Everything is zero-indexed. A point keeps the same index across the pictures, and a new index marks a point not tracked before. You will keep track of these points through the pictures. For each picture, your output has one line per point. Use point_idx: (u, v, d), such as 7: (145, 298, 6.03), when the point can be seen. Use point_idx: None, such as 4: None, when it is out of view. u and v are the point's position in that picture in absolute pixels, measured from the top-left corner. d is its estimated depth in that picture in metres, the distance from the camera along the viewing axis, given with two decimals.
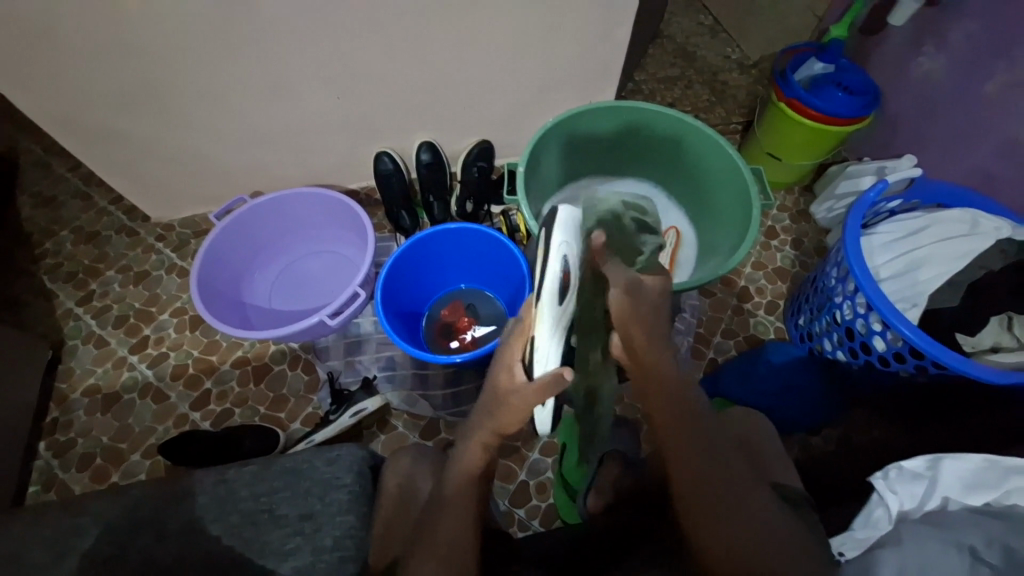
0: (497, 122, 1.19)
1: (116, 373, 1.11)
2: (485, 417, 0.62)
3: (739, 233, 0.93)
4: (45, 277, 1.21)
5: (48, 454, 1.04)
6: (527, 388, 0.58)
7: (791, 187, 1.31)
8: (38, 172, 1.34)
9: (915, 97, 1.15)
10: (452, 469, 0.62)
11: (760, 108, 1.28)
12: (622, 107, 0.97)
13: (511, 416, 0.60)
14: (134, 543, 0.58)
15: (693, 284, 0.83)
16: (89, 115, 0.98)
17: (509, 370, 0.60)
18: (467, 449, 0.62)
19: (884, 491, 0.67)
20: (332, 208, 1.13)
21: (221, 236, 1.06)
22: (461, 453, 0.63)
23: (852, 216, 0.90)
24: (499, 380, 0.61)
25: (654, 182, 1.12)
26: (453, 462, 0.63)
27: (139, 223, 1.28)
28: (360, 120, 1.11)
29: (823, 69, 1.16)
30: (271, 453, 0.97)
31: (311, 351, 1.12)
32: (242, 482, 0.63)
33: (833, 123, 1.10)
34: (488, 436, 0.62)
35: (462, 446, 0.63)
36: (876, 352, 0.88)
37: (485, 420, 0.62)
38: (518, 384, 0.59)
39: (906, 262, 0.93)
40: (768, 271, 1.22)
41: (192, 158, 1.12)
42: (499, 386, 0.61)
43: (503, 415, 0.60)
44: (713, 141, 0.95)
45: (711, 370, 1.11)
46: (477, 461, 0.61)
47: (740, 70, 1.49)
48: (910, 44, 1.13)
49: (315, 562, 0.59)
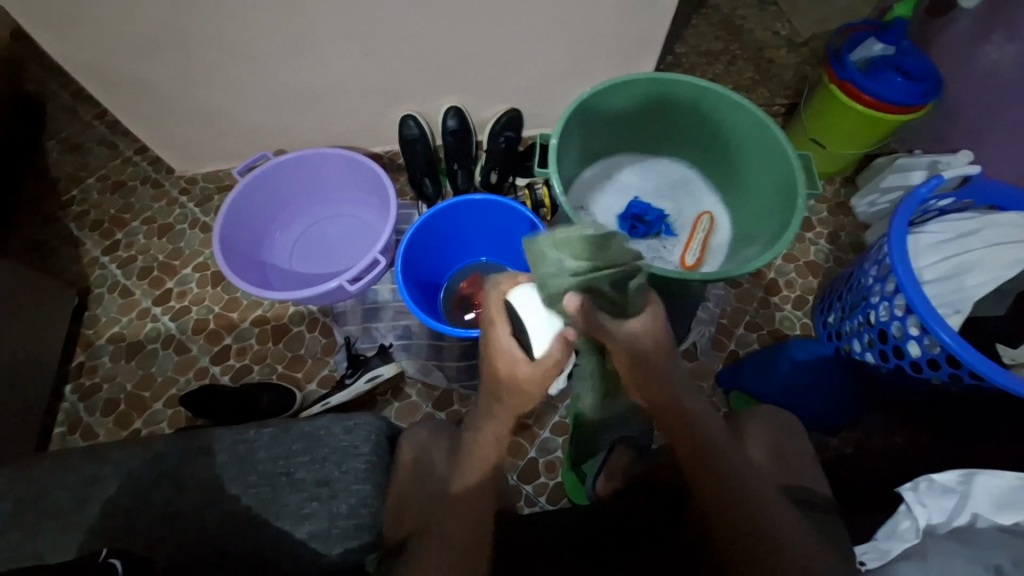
0: (528, 91, 1.14)
1: (139, 323, 1.14)
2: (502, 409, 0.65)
3: (780, 223, 0.88)
4: (72, 225, 1.23)
5: (74, 397, 1.08)
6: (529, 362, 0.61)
7: (832, 177, 1.24)
8: (65, 118, 1.34)
9: (980, 88, 1.06)
10: (467, 460, 0.65)
11: (808, 91, 1.20)
12: (664, 80, 0.91)
13: (523, 398, 0.64)
14: (154, 495, 0.60)
15: (725, 275, 0.79)
16: (114, 63, 0.96)
17: (503, 352, 0.62)
18: (482, 439, 0.65)
19: (914, 504, 0.65)
20: (356, 171, 1.10)
21: (243, 195, 1.05)
22: (474, 443, 0.66)
23: (901, 213, 0.85)
24: (496, 359, 0.63)
25: (689, 162, 1.07)
26: (467, 451, 0.66)
27: (163, 175, 1.28)
28: (386, 82, 1.07)
29: (882, 51, 1.06)
30: (287, 413, 0.99)
31: (329, 314, 1.13)
32: (260, 443, 0.63)
33: (888, 110, 1.02)
34: (504, 426, 0.65)
35: (477, 438, 0.66)
36: (909, 358, 0.84)
37: (503, 410, 0.65)
38: (520, 363, 0.61)
39: (952, 266, 0.87)
40: (800, 265, 1.17)
41: (216, 112, 1.10)
42: (499, 370, 0.63)
43: (515, 392, 0.64)
44: (759, 122, 0.89)
45: (731, 362, 1.09)
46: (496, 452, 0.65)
47: (789, 47, 1.40)
48: (983, 28, 1.03)
49: (330, 527, 0.60)
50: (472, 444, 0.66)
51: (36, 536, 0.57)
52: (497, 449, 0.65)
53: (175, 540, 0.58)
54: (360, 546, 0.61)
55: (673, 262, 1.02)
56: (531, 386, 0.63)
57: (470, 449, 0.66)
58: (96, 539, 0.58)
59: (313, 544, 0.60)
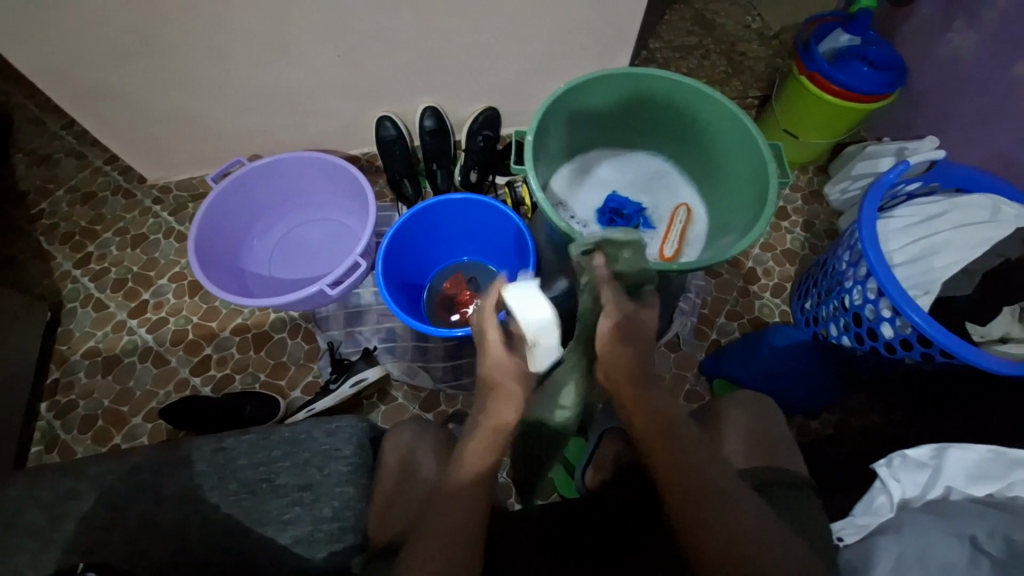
0: (504, 90, 1.14)
1: (115, 337, 1.11)
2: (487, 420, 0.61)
3: (754, 212, 0.89)
4: (42, 238, 1.19)
5: (50, 415, 1.05)
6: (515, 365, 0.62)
7: (805, 166, 1.27)
8: (31, 129, 1.30)
9: (942, 76, 1.10)
10: (459, 461, 0.61)
11: (780, 82, 1.22)
12: (638, 74, 0.92)
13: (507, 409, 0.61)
14: (132, 508, 0.58)
15: (702, 264, 0.80)
16: (78, 71, 0.93)
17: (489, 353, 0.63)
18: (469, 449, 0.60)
19: (887, 479, 0.68)
20: (334, 175, 1.10)
21: (218, 202, 1.03)
22: (467, 454, 0.60)
23: (870, 199, 0.87)
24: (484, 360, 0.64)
25: (665, 155, 1.09)
26: (460, 454, 0.61)
27: (135, 184, 1.25)
28: (361, 83, 1.06)
29: (849, 42, 1.09)
30: (271, 421, 0.98)
31: (311, 320, 1.11)
32: (241, 450, 0.62)
33: (856, 99, 1.05)
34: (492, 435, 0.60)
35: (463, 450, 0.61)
36: (883, 339, 0.86)
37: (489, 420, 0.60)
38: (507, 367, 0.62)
39: (921, 248, 0.90)
40: (777, 253, 1.20)
41: (187, 118, 1.08)
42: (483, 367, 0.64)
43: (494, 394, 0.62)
44: (731, 114, 0.90)
45: (713, 351, 1.10)
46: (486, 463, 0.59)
47: (760, 40, 1.42)
48: (943, 18, 1.06)
49: (315, 531, 0.60)
50: (458, 449, 0.61)
51: (9, 557, 0.56)
52: (490, 457, 0.60)
53: (156, 553, 0.57)
54: (344, 548, 0.61)
55: (652, 255, 1.03)
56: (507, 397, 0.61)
57: (458, 453, 0.61)
58: (73, 556, 0.56)
59: (297, 549, 0.59)
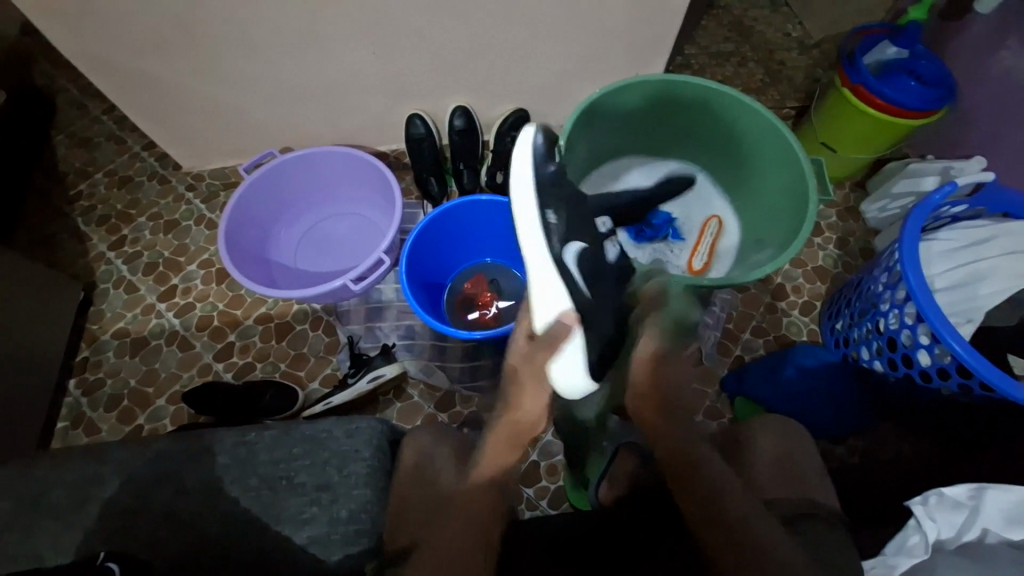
0: (535, 91, 1.13)
1: (144, 319, 1.14)
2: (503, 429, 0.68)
3: (791, 229, 0.86)
4: (79, 219, 1.23)
5: (78, 392, 1.08)
6: (546, 390, 0.70)
7: (842, 182, 1.23)
8: (74, 112, 1.34)
9: (995, 94, 1.04)
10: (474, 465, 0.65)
11: (819, 94, 1.18)
12: (675, 82, 0.90)
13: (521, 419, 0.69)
14: (154, 495, 0.59)
15: (731, 281, 0.78)
16: (120, 58, 0.96)
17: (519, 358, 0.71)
18: (482, 454, 0.66)
19: (923, 518, 0.65)
20: (362, 170, 1.10)
21: (248, 192, 1.05)
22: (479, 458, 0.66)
23: (913, 220, 0.83)
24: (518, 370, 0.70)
25: (699, 165, 1.06)
26: (476, 459, 0.66)
27: (170, 171, 1.28)
28: (392, 80, 1.06)
29: (895, 55, 1.05)
30: (288, 412, 0.99)
31: (333, 313, 1.12)
32: (262, 445, 0.63)
33: (901, 115, 1.01)
34: (505, 444, 0.67)
35: (476, 457, 0.66)
36: (919, 366, 0.83)
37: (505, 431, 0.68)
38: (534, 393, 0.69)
39: (964, 274, 0.86)
40: (808, 270, 1.16)
41: (221, 108, 1.10)
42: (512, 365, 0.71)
43: (522, 405, 0.69)
44: (771, 128, 0.88)
45: (736, 367, 1.08)
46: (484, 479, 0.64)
47: (800, 50, 1.38)
48: (999, 32, 1.01)
49: (330, 533, 0.60)
50: (484, 444, 0.67)
51: (35, 535, 0.57)
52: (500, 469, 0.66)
53: (174, 542, 0.58)
54: (359, 552, 0.60)
55: (680, 267, 1.01)
56: (532, 403, 0.69)
57: (480, 452, 0.67)
58: (95, 538, 0.57)
59: (312, 550, 0.59)
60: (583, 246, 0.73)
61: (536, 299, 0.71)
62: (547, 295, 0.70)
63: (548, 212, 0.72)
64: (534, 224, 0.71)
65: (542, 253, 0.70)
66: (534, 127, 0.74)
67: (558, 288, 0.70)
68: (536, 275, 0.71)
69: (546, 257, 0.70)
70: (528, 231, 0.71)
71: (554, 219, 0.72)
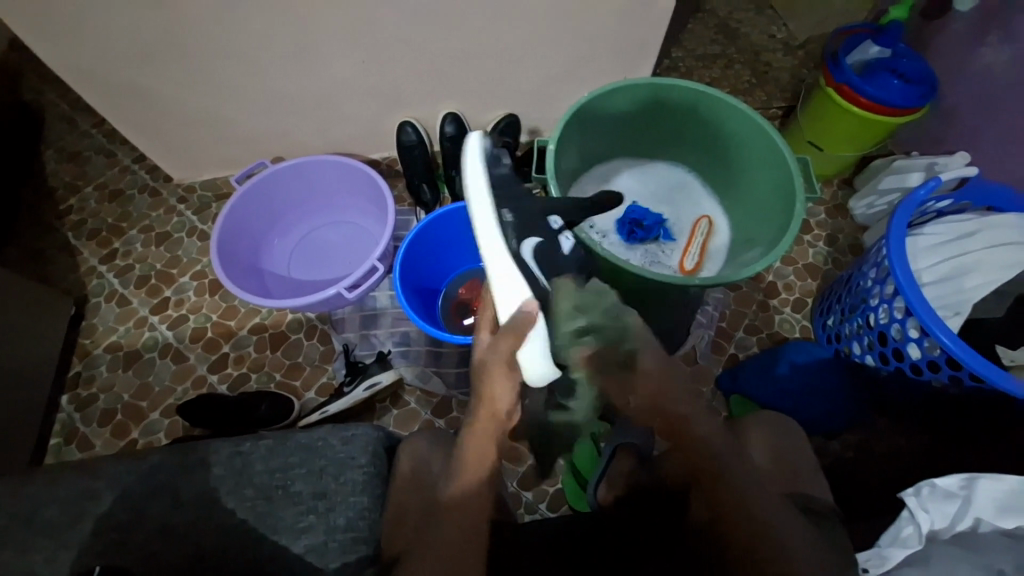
0: (525, 96, 1.14)
1: (137, 332, 1.13)
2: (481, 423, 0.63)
3: (780, 227, 0.88)
4: (70, 234, 1.22)
5: (71, 408, 1.07)
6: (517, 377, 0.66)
7: (830, 179, 1.24)
8: (63, 127, 1.34)
9: (975, 90, 1.06)
10: (459, 470, 0.62)
11: (805, 94, 1.20)
12: (662, 85, 0.91)
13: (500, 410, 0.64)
14: (149, 509, 0.59)
15: (722, 280, 0.79)
16: (109, 72, 0.96)
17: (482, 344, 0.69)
18: (466, 451, 0.63)
19: (916, 509, 0.66)
20: (355, 178, 1.11)
21: (240, 202, 1.05)
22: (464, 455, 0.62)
23: (899, 216, 0.85)
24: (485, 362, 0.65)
25: (688, 167, 1.07)
26: (459, 464, 0.63)
27: (161, 183, 1.27)
28: (382, 88, 1.07)
29: (878, 54, 1.07)
30: (284, 422, 0.99)
31: (327, 322, 1.12)
32: (258, 455, 0.63)
33: (885, 113, 1.02)
34: (485, 438, 0.63)
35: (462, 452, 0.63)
36: (909, 360, 0.84)
37: (482, 426, 0.63)
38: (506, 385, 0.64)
39: (950, 267, 0.87)
40: (799, 267, 1.17)
41: (212, 120, 1.10)
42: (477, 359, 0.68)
43: (495, 400, 0.64)
44: (757, 128, 0.89)
45: (730, 365, 1.08)
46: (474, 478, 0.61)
47: (785, 51, 1.40)
48: (978, 30, 1.03)
49: (328, 541, 0.60)
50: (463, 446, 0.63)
51: (26, 553, 0.57)
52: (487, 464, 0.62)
53: (170, 556, 0.57)
54: (358, 559, 0.60)
55: (672, 267, 1.02)
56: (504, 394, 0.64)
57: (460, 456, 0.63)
58: (89, 554, 0.57)
59: (310, 559, 0.59)
60: (541, 240, 0.73)
61: (496, 290, 0.67)
62: (506, 288, 0.66)
63: (503, 211, 0.71)
64: (492, 226, 0.68)
65: (498, 250, 0.68)
66: (478, 134, 0.75)
67: (515, 280, 0.66)
68: (493, 272, 0.67)
69: (503, 254, 0.67)
70: (484, 229, 0.69)
71: (511, 218, 0.71)
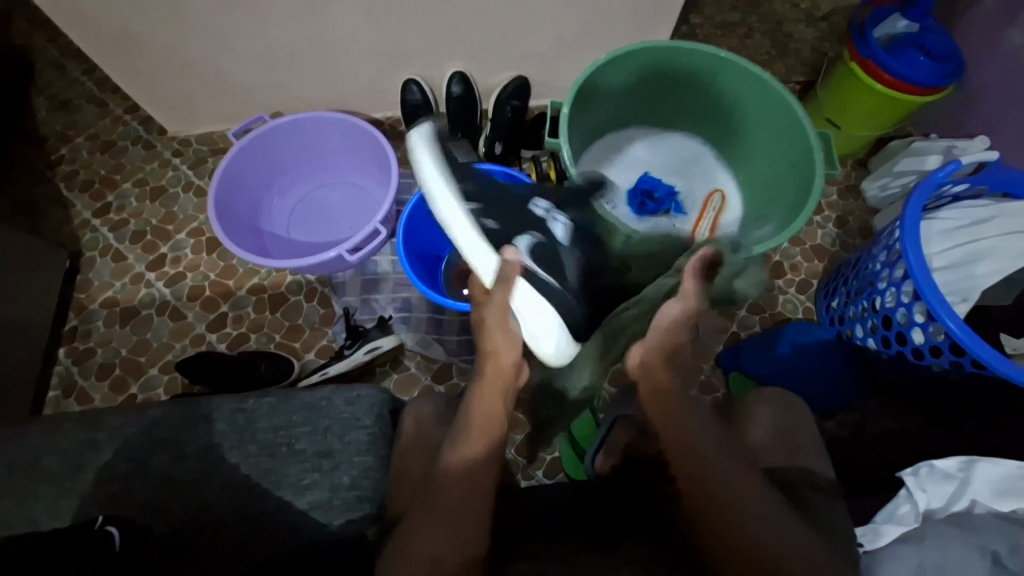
0: (537, 57, 1.09)
1: (133, 288, 1.11)
2: (488, 377, 0.66)
3: (796, 205, 0.86)
4: (62, 185, 1.18)
5: (68, 361, 1.06)
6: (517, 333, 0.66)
7: (845, 159, 1.21)
8: (52, 72, 1.28)
9: (1003, 71, 1.03)
10: (461, 441, 0.61)
11: (826, 68, 1.16)
12: (684, 49, 0.87)
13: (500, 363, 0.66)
14: (152, 462, 0.59)
15: (733, 256, 0.77)
16: (97, 12, 0.90)
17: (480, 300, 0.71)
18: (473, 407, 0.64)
19: (914, 489, 0.69)
20: (357, 137, 1.07)
21: (238, 158, 1.01)
22: (469, 418, 0.63)
23: (915, 198, 0.83)
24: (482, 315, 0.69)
25: (704, 139, 1.04)
26: (461, 434, 0.62)
27: (155, 135, 1.23)
28: (387, 42, 1.02)
29: (905, 28, 1.02)
30: (283, 383, 0.98)
31: (327, 285, 1.11)
32: (260, 413, 0.63)
33: (908, 91, 0.99)
34: (493, 399, 0.64)
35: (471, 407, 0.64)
36: (912, 344, 0.83)
37: (487, 380, 0.65)
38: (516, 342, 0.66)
39: (963, 253, 0.86)
40: (806, 248, 1.16)
41: (206, 69, 1.05)
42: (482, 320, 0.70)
43: (499, 352, 0.66)
44: (780, 99, 0.86)
45: (731, 344, 1.08)
46: (477, 452, 0.60)
47: (808, 22, 1.34)
48: (1013, 6, 0.99)
49: (332, 498, 0.60)
50: (470, 410, 0.64)
51: (31, 499, 0.57)
52: (497, 419, 0.63)
53: (174, 509, 0.58)
54: (360, 517, 0.61)
55: None
56: (505, 344, 0.66)
57: (463, 426, 0.63)
58: (92, 504, 0.57)
59: (314, 514, 0.60)
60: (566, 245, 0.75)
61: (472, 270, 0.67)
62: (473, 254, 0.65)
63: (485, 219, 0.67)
64: (451, 207, 0.65)
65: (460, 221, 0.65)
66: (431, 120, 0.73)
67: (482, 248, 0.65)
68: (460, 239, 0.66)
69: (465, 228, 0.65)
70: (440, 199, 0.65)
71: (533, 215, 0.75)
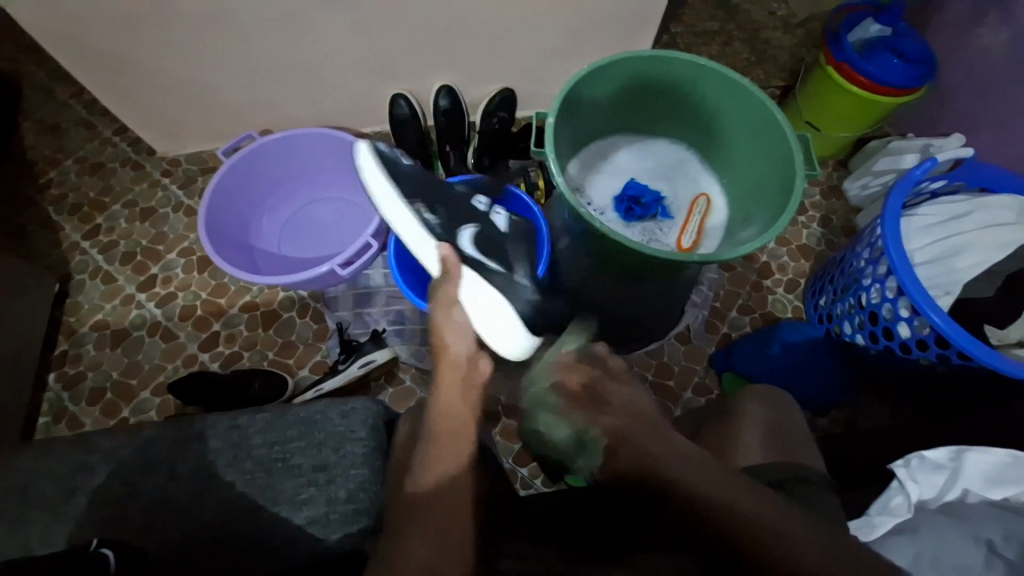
0: (522, 69, 1.11)
1: (124, 309, 1.11)
2: (446, 373, 0.59)
3: (778, 205, 0.87)
4: (50, 209, 1.18)
5: (58, 386, 1.05)
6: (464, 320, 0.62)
7: (827, 160, 1.24)
8: (40, 96, 1.28)
9: (973, 71, 1.06)
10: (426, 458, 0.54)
11: (803, 73, 1.19)
12: (663, 57, 0.89)
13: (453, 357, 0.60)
14: (146, 482, 0.58)
15: (722, 257, 0.78)
16: (86, 36, 0.91)
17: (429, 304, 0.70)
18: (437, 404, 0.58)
19: (906, 480, 0.69)
20: (346, 152, 1.08)
21: (227, 176, 1.02)
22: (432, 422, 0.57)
23: (894, 196, 0.85)
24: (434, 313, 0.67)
25: (688, 144, 1.06)
26: (427, 446, 0.56)
27: (145, 157, 1.23)
28: (375, 58, 1.03)
29: (879, 32, 1.06)
30: (277, 399, 0.98)
31: (320, 300, 1.10)
32: (256, 428, 0.63)
33: (883, 92, 1.02)
34: (453, 395, 0.58)
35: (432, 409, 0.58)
36: (898, 339, 0.85)
37: (446, 371, 0.59)
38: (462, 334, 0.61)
39: (943, 248, 0.88)
40: (793, 248, 1.18)
41: (194, 89, 1.06)
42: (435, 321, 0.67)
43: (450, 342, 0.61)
44: (759, 103, 0.88)
45: (723, 344, 1.10)
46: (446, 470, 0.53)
47: (785, 29, 1.38)
48: (978, 8, 1.03)
49: (329, 513, 0.60)
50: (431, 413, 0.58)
51: (23, 525, 0.56)
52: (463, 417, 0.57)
53: (169, 529, 0.57)
54: (358, 531, 0.60)
55: (669, 245, 1.02)
56: (456, 337, 0.61)
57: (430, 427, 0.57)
58: (84, 528, 0.56)
59: (311, 530, 0.59)
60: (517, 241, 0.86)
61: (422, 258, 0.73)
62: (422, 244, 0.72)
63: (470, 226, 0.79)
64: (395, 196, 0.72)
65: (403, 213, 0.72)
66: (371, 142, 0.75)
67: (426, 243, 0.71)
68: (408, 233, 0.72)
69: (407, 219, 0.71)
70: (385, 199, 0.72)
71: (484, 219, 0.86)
